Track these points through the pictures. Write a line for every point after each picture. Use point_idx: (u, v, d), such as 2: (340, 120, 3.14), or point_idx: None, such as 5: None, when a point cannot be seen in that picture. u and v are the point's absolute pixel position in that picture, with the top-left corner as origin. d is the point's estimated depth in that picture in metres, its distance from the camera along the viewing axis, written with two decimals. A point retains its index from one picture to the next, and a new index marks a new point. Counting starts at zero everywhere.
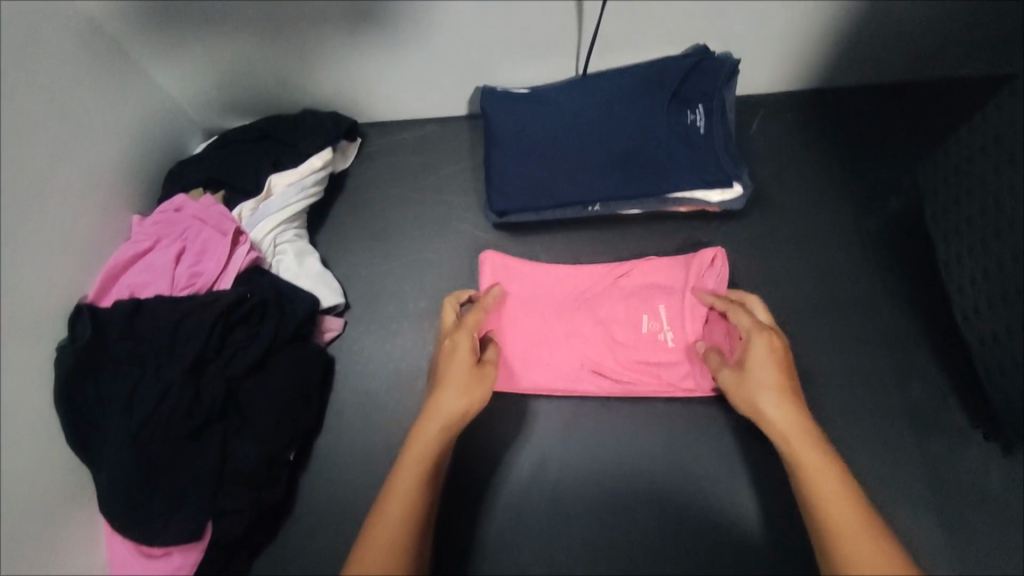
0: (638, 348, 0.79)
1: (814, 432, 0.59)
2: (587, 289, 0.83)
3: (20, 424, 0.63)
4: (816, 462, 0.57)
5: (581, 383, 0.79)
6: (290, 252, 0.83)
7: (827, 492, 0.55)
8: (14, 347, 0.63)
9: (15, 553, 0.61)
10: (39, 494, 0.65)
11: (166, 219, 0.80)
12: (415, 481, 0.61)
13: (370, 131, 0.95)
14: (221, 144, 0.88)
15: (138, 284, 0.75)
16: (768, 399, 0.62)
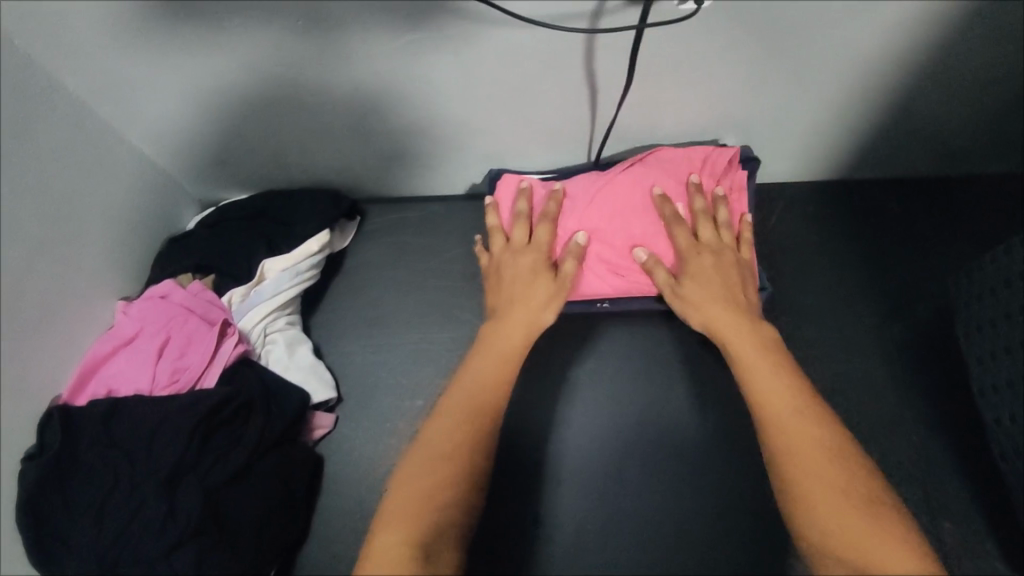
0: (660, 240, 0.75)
1: (757, 347, 0.65)
2: (596, 189, 0.77)
3: None
4: (751, 371, 0.63)
5: (597, 282, 0.75)
6: (282, 341, 0.79)
7: (769, 396, 0.60)
8: None
9: None
10: None
11: (150, 306, 0.75)
12: (491, 387, 0.64)
13: (370, 209, 0.91)
14: (214, 222, 0.85)
15: (117, 380, 0.71)
16: (709, 296, 0.69)
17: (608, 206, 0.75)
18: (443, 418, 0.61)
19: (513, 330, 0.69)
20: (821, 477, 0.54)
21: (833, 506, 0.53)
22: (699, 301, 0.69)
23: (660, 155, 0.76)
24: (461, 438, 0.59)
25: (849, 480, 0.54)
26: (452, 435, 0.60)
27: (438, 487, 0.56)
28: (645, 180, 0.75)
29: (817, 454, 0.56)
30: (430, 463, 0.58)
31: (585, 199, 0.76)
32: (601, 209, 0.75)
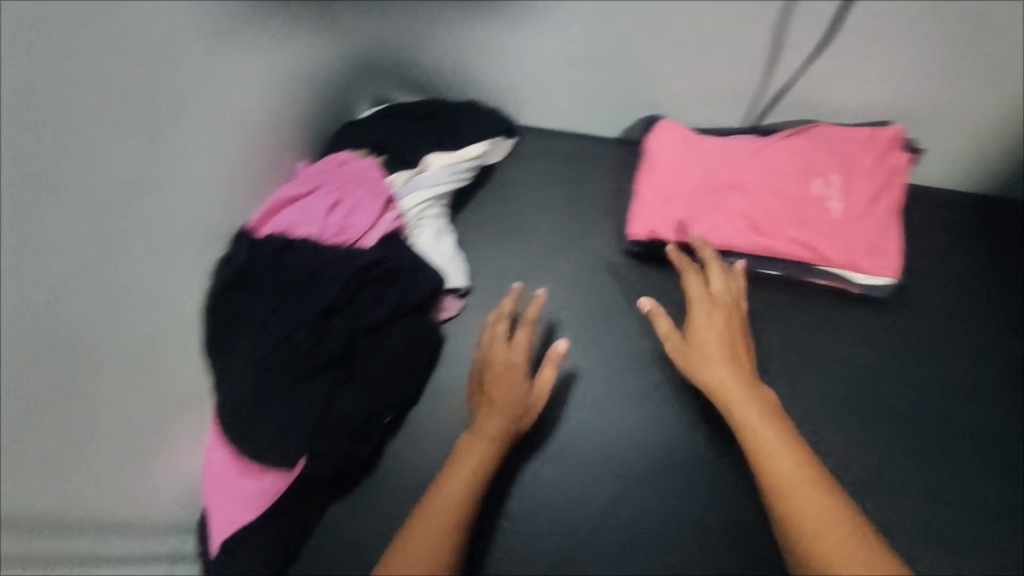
0: (805, 209, 0.77)
1: (753, 396, 0.63)
2: (750, 150, 0.80)
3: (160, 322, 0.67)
4: (756, 428, 0.61)
5: (732, 236, 0.78)
6: (430, 227, 0.87)
7: (773, 446, 0.59)
8: (172, 253, 0.68)
9: (131, 440, 0.65)
10: (162, 393, 0.69)
11: (327, 170, 0.84)
12: (494, 444, 0.70)
13: (524, 134, 0.98)
14: (387, 113, 0.93)
15: (292, 222, 0.79)
16: (718, 355, 0.66)
17: (760, 170, 0.79)
18: (477, 443, 0.70)
19: (491, 419, 0.72)
20: (828, 521, 0.53)
21: (844, 548, 0.51)
22: (705, 359, 0.67)
23: (822, 129, 0.79)
24: (472, 475, 0.68)
25: (852, 522, 0.53)
26: (469, 466, 0.68)
27: (457, 509, 0.65)
28: (803, 151, 0.78)
29: (827, 511, 0.54)
30: (457, 487, 0.67)
31: (739, 159, 0.80)
32: (752, 171, 0.79)
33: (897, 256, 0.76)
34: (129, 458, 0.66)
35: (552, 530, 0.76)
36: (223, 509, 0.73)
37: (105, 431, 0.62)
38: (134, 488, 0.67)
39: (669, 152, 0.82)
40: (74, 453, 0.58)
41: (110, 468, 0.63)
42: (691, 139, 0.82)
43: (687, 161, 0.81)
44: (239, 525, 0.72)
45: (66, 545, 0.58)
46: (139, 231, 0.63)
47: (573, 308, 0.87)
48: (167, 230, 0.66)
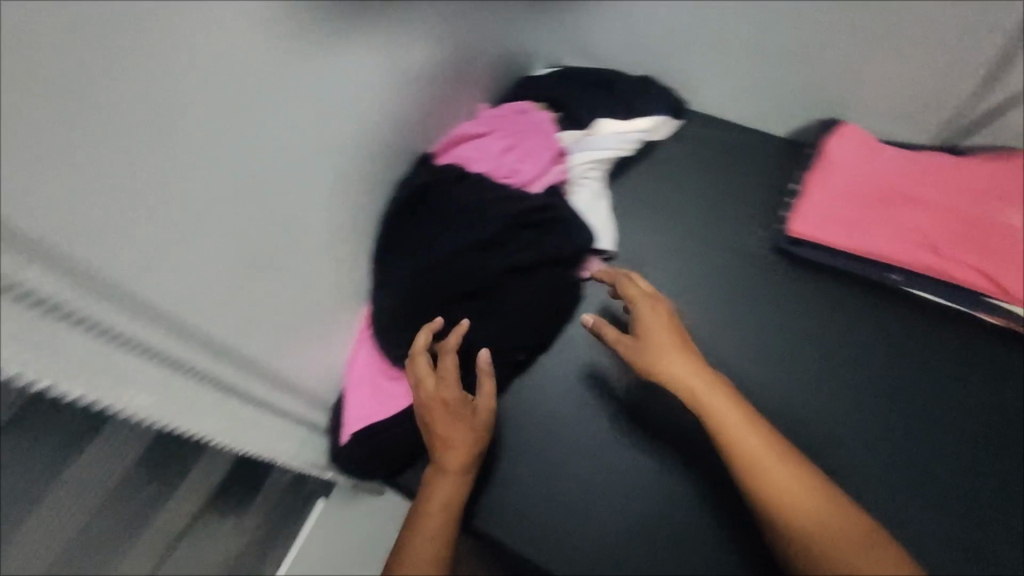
0: (989, 234, 0.77)
1: (711, 380, 0.66)
2: (931, 168, 0.80)
3: (343, 207, 0.72)
4: (721, 412, 0.63)
5: (903, 250, 0.78)
6: (589, 188, 0.89)
7: (741, 430, 0.62)
8: (372, 148, 0.73)
9: (302, 313, 0.70)
10: (332, 279, 0.74)
11: (507, 115, 0.88)
12: (458, 480, 0.69)
13: (692, 120, 0.99)
14: (569, 74, 0.96)
15: (469, 156, 0.84)
16: (673, 350, 0.68)
17: (942, 188, 0.79)
18: (443, 479, 0.69)
19: (451, 458, 0.69)
20: (813, 504, 0.57)
21: (835, 526, 0.56)
22: (660, 354, 0.68)
23: (1014, 160, 0.79)
24: (443, 516, 0.66)
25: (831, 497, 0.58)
26: (443, 497, 0.68)
27: (442, 525, 0.66)
28: (990, 178, 0.79)
29: (810, 492, 0.58)
30: (437, 516, 0.66)
31: (919, 174, 0.80)
32: (934, 189, 0.79)
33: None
34: (298, 330, 0.71)
35: (659, 503, 0.74)
36: (361, 404, 0.79)
37: (297, 298, 0.68)
38: (303, 361, 0.73)
39: (845, 158, 0.82)
40: (259, 306, 0.62)
41: (293, 334, 0.70)
42: (870, 149, 0.82)
43: (863, 168, 0.81)
44: (373, 422, 0.78)
45: (256, 388, 0.65)
46: (365, 124, 0.70)
47: (728, 290, 0.84)
48: (382, 132, 0.73)
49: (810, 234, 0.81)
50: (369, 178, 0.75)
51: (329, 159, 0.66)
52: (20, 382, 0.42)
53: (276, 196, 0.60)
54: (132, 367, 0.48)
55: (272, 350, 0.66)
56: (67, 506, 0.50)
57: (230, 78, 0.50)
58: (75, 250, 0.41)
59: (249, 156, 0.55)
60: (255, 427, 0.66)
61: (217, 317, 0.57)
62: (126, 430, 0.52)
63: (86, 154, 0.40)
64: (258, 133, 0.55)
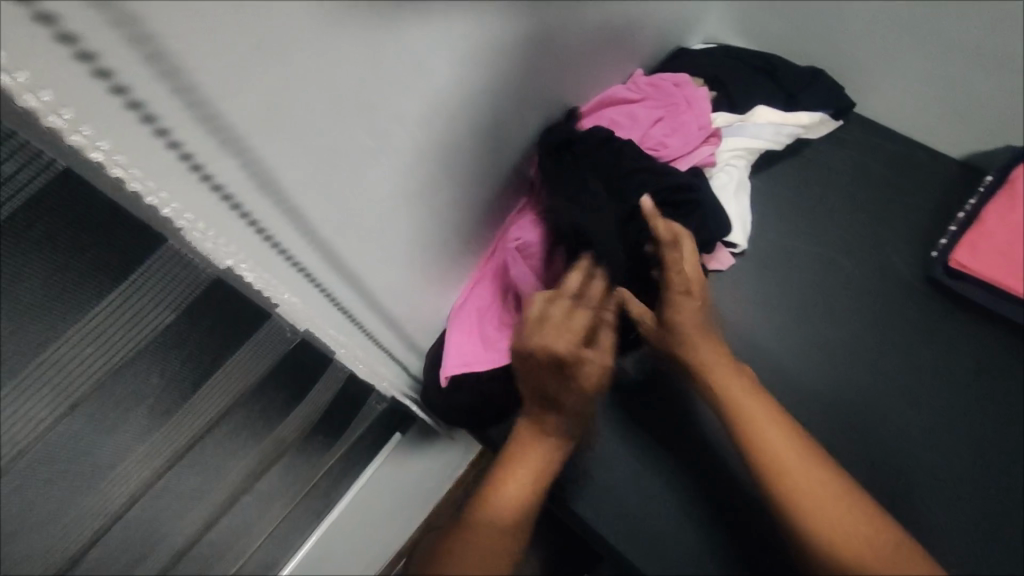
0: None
1: (741, 379, 0.70)
2: None
3: (495, 152, 0.70)
4: (752, 417, 0.67)
5: None
6: (733, 175, 0.83)
7: (768, 438, 0.65)
8: (532, 95, 0.70)
9: (429, 250, 0.69)
10: (464, 222, 0.72)
11: (663, 86, 0.84)
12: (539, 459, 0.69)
13: (853, 124, 0.92)
14: (731, 55, 0.91)
15: (618, 121, 0.81)
16: (707, 346, 0.71)
17: None
18: (523, 456, 0.69)
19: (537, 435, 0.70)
20: (841, 522, 0.60)
21: (860, 544, 0.59)
22: (695, 351, 0.72)
23: None
24: (521, 492, 0.67)
25: (858, 511, 0.61)
26: (524, 473, 0.68)
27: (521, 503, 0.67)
28: None
29: (833, 506, 0.61)
30: (511, 492, 0.67)
31: None
32: None
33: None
34: (421, 267, 0.70)
35: (744, 511, 0.72)
36: (461, 350, 0.76)
37: (429, 234, 0.67)
38: (420, 297, 0.73)
39: None
40: (396, 237, 0.61)
41: (417, 269, 0.69)
42: None
43: None
44: (471, 370, 0.75)
45: (374, 315, 0.65)
46: (534, 70, 0.67)
47: (864, 315, 0.79)
48: (545, 80, 0.71)
49: (971, 267, 0.75)
50: (521, 125, 0.72)
51: (495, 101, 0.64)
52: (209, 268, 0.43)
53: (443, 129, 0.58)
54: (291, 279, 0.49)
55: (396, 283, 0.66)
56: (202, 412, 0.51)
57: (447, 8, 0.48)
58: (280, 158, 0.40)
59: (435, 86, 0.53)
60: (365, 350, 0.67)
61: (366, 241, 0.56)
62: (277, 333, 0.55)
63: (333, 53, 0.39)
64: (450, 61, 0.52)
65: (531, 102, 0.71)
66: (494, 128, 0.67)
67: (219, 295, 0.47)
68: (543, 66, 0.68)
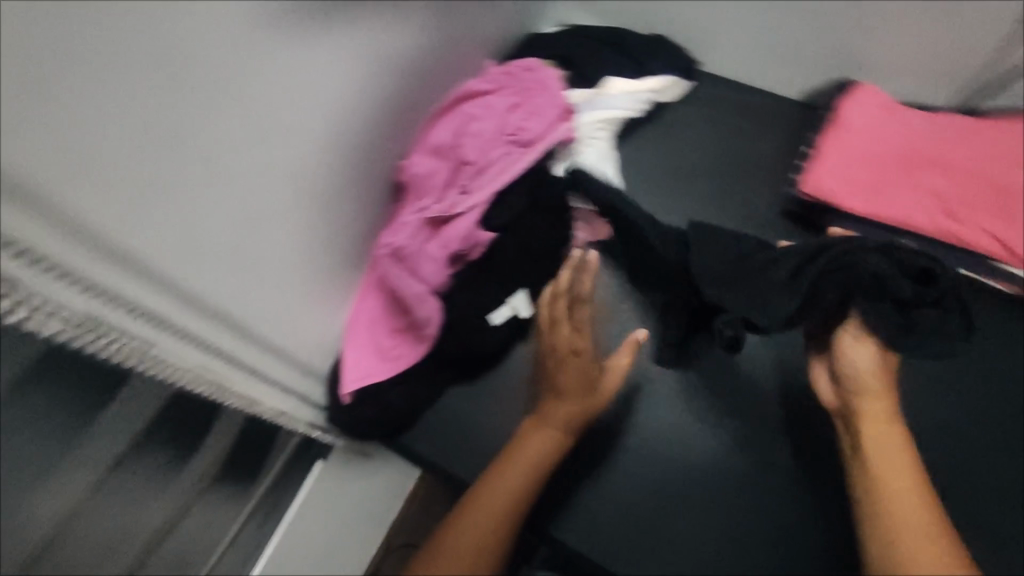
0: (1010, 202, 0.72)
1: (896, 422, 0.64)
2: (961, 126, 0.75)
3: (354, 168, 0.71)
4: (891, 446, 0.61)
5: (923, 215, 0.74)
6: (596, 149, 0.87)
7: (886, 455, 0.61)
8: (381, 107, 0.71)
9: (308, 276, 0.70)
10: (338, 240, 0.73)
11: (515, 73, 0.86)
12: (534, 455, 0.70)
13: (705, 80, 0.97)
14: (579, 33, 0.94)
15: (473, 115, 0.82)
16: (875, 388, 0.65)
17: (969, 151, 0.74)
18: (515, 454, 0.70)
19: (539, 426, 0.72)
20: (920, 525, 0.55)
21: (933, 554, 0.53)
22: (864, 397, 0.65)
23: None
24: (507, 495, 0.67)
25: (936, 524, 0.55)
26: (516, 473, 0.69)
27: (504, 512, 0.66)
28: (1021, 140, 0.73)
29: (921, 518, 0.55)
30: (500, 494, 0.67)
31: (946, 137, 0.75)
32: (961, 151, 0.74)
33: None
34: (304, 294, 0.70)
35: (655, 463, 0.76)
36: (359, 364, 0.77)
37: (305, 262, 0.68)
38: (302, 319, 0.72)
39: (866, 118, 0.78)
40: (270, 272, 0.62)
41: (300, 297, 0.70)
42: (893, 109, 0.78)
43: (882, 128, 0.77)
44: (373, 382, 0.76)
45: (254, 349, 0.64)
46: (375, 74, 0.67)
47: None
48: (389, 83, 0.70)
49: (821, 196, 0.77)
50: (379, 137, 0.73)
51: (338, 114, 0.63)
52: (51, 336, 0.43)
53: (285, 148, 0.57)
54: (142, 331, 0.48)
55: (280, 315, 0.67)
56: (70, 477, 0.51)
57: (268, 48, 0.50)
58: (73, 197, 0.39)
59: (279, 123, 0.55)
60: (256, 388, 0.65)
61: (228, 278, 0.56)
62: (152, 390, 0.54)
63: (132, 102, 0.40)
64: (269, 79, 0.51)
65: (380, 107, 0.71)
66: (348, 147, 0.68)
67: (69, 363, 0.46)
68: (383, 69, 0.68)
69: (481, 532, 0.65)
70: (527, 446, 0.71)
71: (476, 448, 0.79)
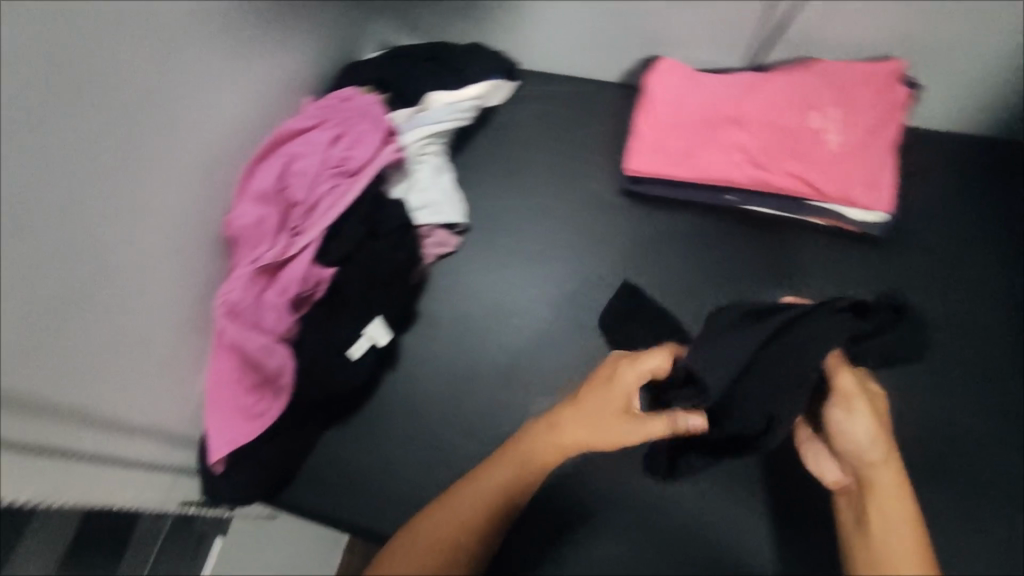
0: (802, 140, 0.78)
1: (894, 475, 0.60)
2: (751, 82, 0.81)
3: (168, 234, 0.69)
4: (890, 509, 0.58)
5: (733, 170, 0.79)
6: (430, 164, 0.88)
7: (885, 524, 0.58)
8: (183, 169, 0.69)
9: (140, 354, 0.67)
10: (169, 311, 0.70)
11: (334, 105, 0.85)
12: (468, 520, 0.64)
13: (528, 77, 0.99)
14: (394, 54, 0.94)
15: (295, 155, 0.79)
16: (882, 441, 0.61)
17: (762, 103, 0.80)
18: (453, 506, 0.64)
19: (491, 486, 0.65)
20: None
21: None
22: (871, 454, 0.60)
23: (822, 65, 0.80)
24: (438, 554, 0.62)
25: None
26: (442, 534, 0.63)
27: (431, 568, 0.62)
28: (803, 85, 0.80)
29: None
30: (426, 550, 0.62)
31: (740, 96, 0.80)
32: (755, 105, 0.80)
33: (891, 190, 0.77)
34: (140, 372, 0.68)
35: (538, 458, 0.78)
36: (222, 431, 0.73)
37: (135, 340, 0.66)
38: (141, 397, 0.69)
39: (669, 89, 0.82)
40: (89, 356, 0.60)
41: (136, 375, 0.67)
42: (690, 76, 0.83)
43: (683, 97, 0.82)
44: (240, 445, 0.73)
45: (83, 438, 0.61)
46: (158, 134, 0.65)
47: (576, 246, 0.87)
48: (183, 138, 0.68)
49: (643, 170, 0.81)
50: (191, 196, 0.71)
51: (130, 184, 0.62)
52: None
53: (77, 225, 0.56)
54: None
55: (113, 398, 0.64)
56: None
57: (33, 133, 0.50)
58: None
59: (59, 204, 0.54)
60: (84, 477, 0.62)
61: (34, 370, 0.54)
62: None
63: None
64: (17, 168, 0.49)
65: (179, 165, 0.68)
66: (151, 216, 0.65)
67: None
68: (169, 128, 0.66)
69: (435, 550, 0.62)
70: (464, 501, 0.65)
71: (363, 484, 0.78)
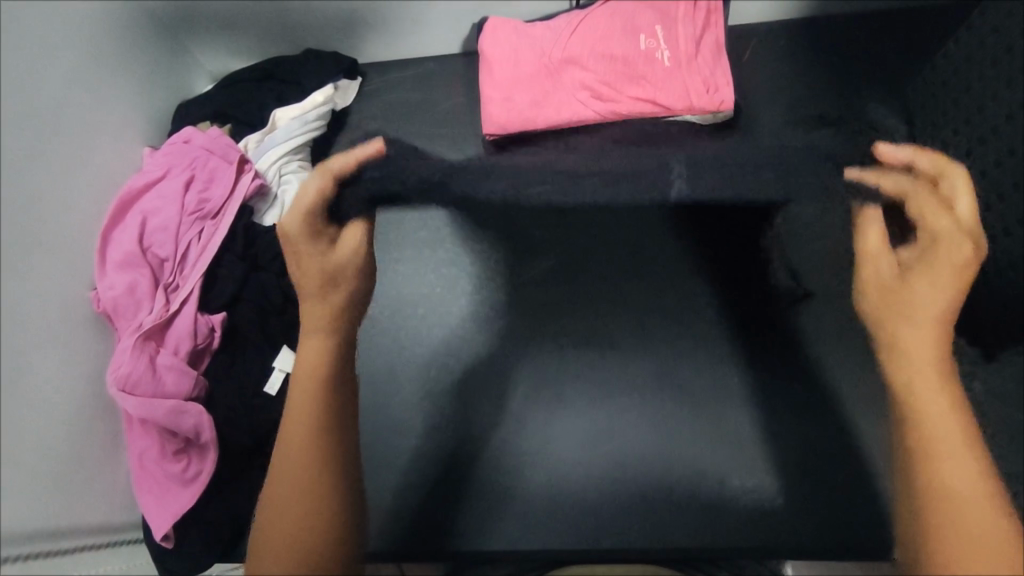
0: (638, 64, 0.83)
1: (941, 337, 0.65)
2: (576, 21, 0.84)
3: (39, 323, 0.64)
4: (942, 414, 0.59)
5: (583, 107, 0.83)
6: (295, 181, 0.85)
7: (926, 388, 0.62)
8: (37, 251, 0.65)
9: (54, 453, 0.63)
10: (68, 401, 0.66)
11: (175, 149, 0.81)
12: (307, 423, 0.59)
13: (371, 72, 0.98)
14: (226, 82, 0.90)
15: (151, 211, 0.77)
16: (937, 292, 0.65)
17: (591, 40, 0.83)
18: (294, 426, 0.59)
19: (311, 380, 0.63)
20: (970, 455, 0.56)
21: (978, 488, 0.54)
22: (910, 304, 0.66)
23: None
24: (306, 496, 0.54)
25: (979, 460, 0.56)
26: (308, 466, 0.56)
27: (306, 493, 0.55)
28: (624, 13, 0.84)
29: (967, 454, 0.56)
30: (295, 472, 0.56)
31: (569, 36, 0.84)
32: (586, 42, 0.83)
33: (729, 88, 0.83)
34: (59, 472, 0.64)
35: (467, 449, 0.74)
36: (161, 504, 0.70)
37: (42, 440, 0.62)
38: (67, 497, 0.64)
39: (502, 47, 0.85)
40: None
41: (56, 476, 0.63)
42: (520, 31, 0.85)
43: (517, 51, 0.84)
44: (184, 512, 0.71)
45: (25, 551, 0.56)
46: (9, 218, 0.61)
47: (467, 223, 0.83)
48: (42, 218, 0.66)
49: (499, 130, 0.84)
50: (54, 279, 0.67)
51: None
52: None
53: None
54: None
55: (41, 506, 0.60)
56: None
57: None
58: None
59: None
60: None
61: None
62: None
63: None
64: None
65: (42, 246, 0.65)
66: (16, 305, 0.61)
67: None
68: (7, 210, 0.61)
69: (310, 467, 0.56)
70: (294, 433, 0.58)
71: None
